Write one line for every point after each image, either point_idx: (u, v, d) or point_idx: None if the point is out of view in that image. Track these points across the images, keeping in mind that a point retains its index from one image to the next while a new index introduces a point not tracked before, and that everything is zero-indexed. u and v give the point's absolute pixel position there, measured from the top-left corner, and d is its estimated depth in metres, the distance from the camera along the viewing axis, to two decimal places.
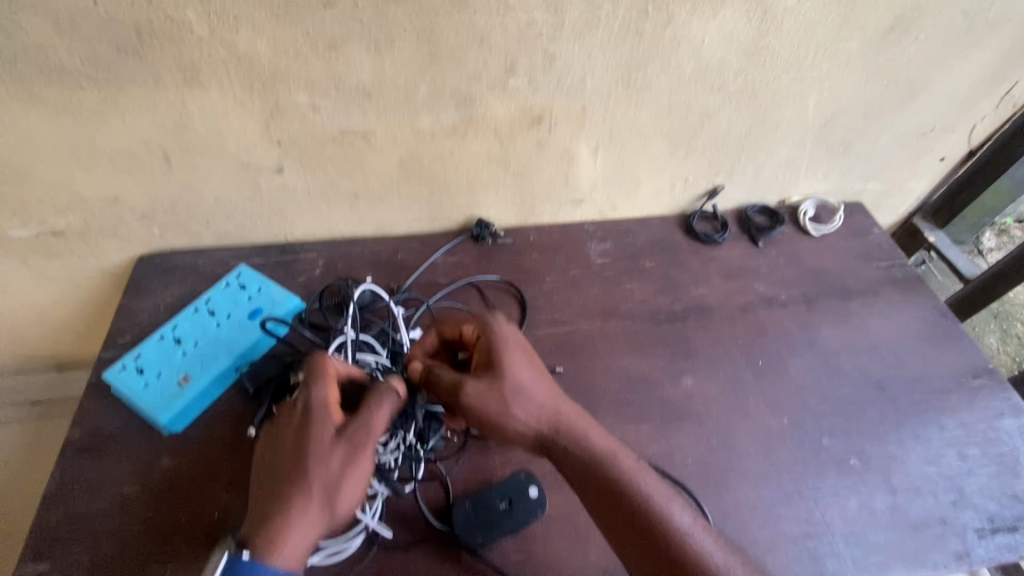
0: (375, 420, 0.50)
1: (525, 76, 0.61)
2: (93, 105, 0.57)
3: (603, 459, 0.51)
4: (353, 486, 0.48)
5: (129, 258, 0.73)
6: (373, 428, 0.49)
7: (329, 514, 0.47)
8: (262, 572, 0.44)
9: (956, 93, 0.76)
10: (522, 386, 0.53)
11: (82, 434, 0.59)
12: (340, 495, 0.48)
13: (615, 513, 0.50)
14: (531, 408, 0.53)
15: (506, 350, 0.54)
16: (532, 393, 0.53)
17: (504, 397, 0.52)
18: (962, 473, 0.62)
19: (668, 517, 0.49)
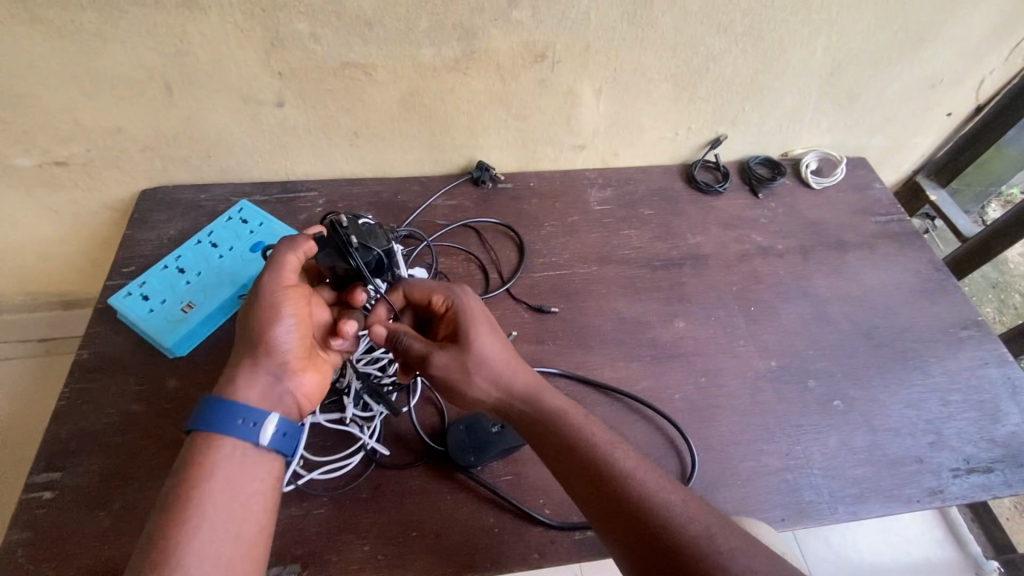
0: (296, 267, 0.52)
1: (528, 8, 0.60)
2: (93, 27, 0.57)
3: (554, 413, 0.50)
4: (278, 321, 0.50)
5: (132, 191, 0.74)
6: (278, 266, 0.51)
7: (265, 351, 0.50)
8: (244, 417, 0.48)
9: (966, 44, 0.74)
10: (488, 358, 0.51)
11: (91, 355, 0.62)
12: (264, 330, 0.50)
13: (565, 465, 0.48)
14: (494, 376, 0.51)
15: (474, 322, 0.52)
16: (499, 365, 0.51)
17: (468, 366, 0.51)
18: (942, 417, 0.64)
19: (615, 464, 0.47)
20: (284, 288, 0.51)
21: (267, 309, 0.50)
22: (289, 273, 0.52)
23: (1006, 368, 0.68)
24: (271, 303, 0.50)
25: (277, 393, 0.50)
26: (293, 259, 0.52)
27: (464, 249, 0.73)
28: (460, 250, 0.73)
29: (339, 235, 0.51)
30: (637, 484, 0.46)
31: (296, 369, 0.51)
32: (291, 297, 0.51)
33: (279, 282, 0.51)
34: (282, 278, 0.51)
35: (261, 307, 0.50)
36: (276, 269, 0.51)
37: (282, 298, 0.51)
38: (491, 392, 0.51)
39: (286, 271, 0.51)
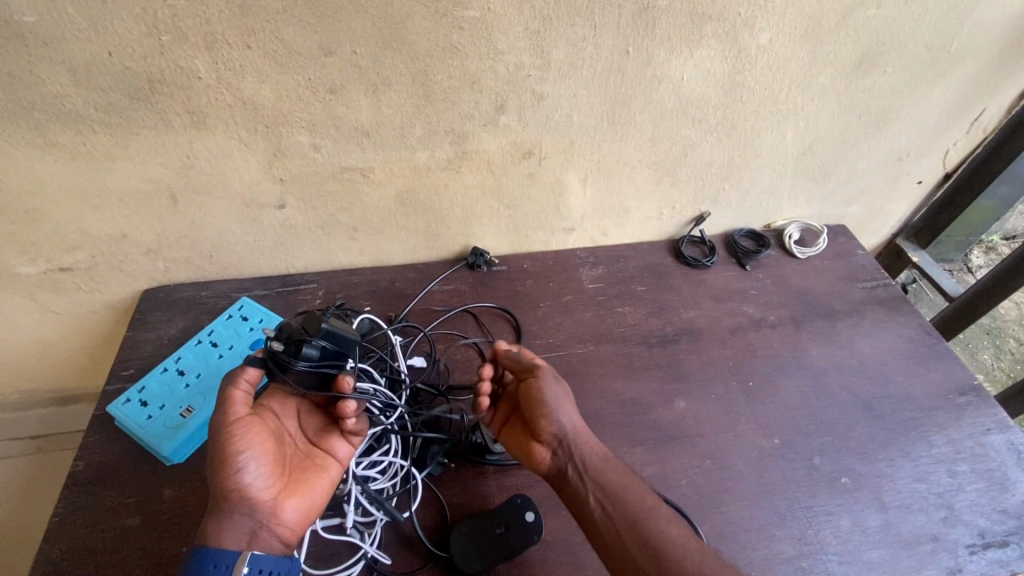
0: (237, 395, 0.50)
1: (516, 114, 0.64)
2: (104, 148, 0.58)
3: (603, 461, 0.54)
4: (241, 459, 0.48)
5: (134, 292, 0.74)
6: (224, 404, 0.49)
7: (228, 489, 0.47)
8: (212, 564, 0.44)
9: (929, 121, 0.79)
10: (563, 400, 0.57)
11: (86, 466, 0.60)
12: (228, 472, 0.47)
13: (615, 511, 0.51)
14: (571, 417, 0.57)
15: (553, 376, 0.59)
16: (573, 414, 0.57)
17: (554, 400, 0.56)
18: (951, 490, 0.63)
19: (658, 512, 0.52)
20: (236, 424, 0.49)
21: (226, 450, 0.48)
22: (239, 408, 0.49)
23: (1009, 433, 0.68)
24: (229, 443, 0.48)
25: (245, 528, 0.46)
26: (238, 391, 0.50)
27: (462, 335, 0.74)
28: (457, 336, 0.74)
29: (272, 352, 0.50)
30: (676, 532, 0.51)
31: (268, 501, 0.48)
32: (247, 432, 0.49)
33: (230, 420, 0.49)
34: (232, 415, 0.49)
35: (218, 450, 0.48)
36: (223, 407, 0.49)
37: (240, 436, 0.48)
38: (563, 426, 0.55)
39: (235, 407, 0.49)
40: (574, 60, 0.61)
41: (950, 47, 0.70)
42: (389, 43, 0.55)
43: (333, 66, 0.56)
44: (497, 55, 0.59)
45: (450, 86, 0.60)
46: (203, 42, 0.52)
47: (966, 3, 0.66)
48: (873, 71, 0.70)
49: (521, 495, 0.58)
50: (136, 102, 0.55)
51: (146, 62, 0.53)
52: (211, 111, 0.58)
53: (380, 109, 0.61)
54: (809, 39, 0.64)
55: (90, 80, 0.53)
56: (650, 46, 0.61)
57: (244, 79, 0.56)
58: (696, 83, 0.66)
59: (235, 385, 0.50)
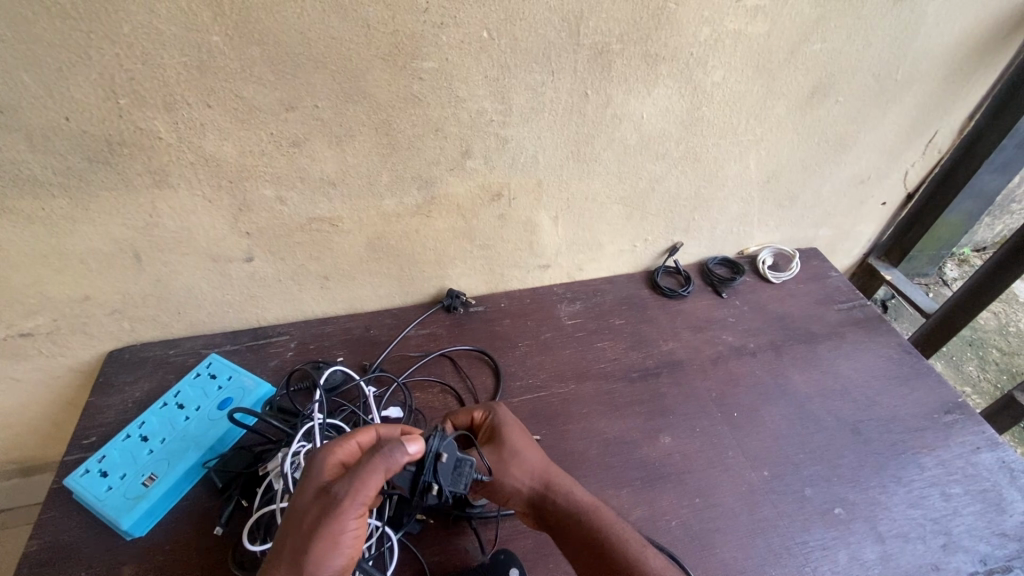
0: (366, 488, 0.44)
1: (481, 158, 0.65)
2: (63, 212, 0.57)
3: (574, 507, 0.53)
4: (332, 558, 0.43)
5: (98, 354, 0.72)
6: (357, 492, 0.43)
7: None
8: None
9: (884, 146, 0.82)
10: (523, 455, 0.55)
11: (40, 546, 0.57)
12: (310, 561, 0.42)
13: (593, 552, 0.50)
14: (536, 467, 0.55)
15: (508, 426, 0.57)
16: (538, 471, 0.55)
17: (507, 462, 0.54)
18: (947, 514, 0.61)
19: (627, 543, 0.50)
20: (351, 520, 0.43)
21: (326, 539, 0.42)
22: (366, 501, 0.44)
23: (999, 450, 0.67)
24: (334, 536, 0.43)
25: None
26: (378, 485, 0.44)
27: (439, 381, 0.72)
28: (435, 381, 0.72)
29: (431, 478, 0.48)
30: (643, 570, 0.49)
31: None
32: (341, 515, 0.43)
33: (348, 513, 0.43)
34: (353, 504, 0.43)
35: (318, 536, 0.42)
36: (355, 492, 0.43)
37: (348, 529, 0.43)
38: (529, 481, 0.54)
39: (366, 498, 0.44)
40: (534, 104, 0.62)
41: (896, 75, 0.73)
42: (350, 96, 0.56)
43: (295, 120, 0.56)
44: (459, 103, 0.60)
45: (413, 135, 0.61)
46: (162, 103, 0.52)
47: (908, 34, 0.69)
48: (826, 100, 0.72)
49: (505, 551, 0.56)
50: (96, 165, 0.55)
51: (105, 126, 0.52)
52: (172, 170, 0.57)
53: (344, 159, 0.61)
54: (761, 74, 0.67)
55: (48, 146, 0.52)
56: (608, 87, 0.62)
57: (206, 137, 0.56)
58: (656, 119, 0.67)
59: (380, 473, 0.44)
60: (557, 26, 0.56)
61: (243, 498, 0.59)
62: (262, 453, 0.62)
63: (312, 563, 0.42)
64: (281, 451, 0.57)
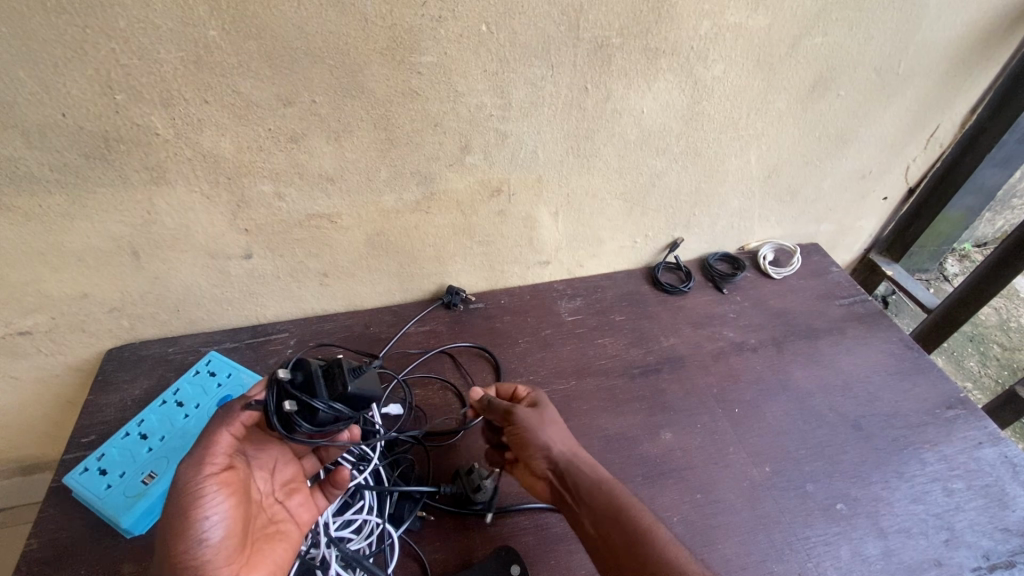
0: (211, 450, 0.45)
1: (481, 153, 0.65)
2: (60, 208, 0.57)
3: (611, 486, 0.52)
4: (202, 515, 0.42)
5: (97, 352, 0.71)
6: (202, 449, 0.45)
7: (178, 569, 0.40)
8: None
9: (886, 140, 0.81)
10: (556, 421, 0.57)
11: (40, 545, 0.56)
12: (178, 525, 0.42)
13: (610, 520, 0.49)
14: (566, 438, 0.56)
15: None
16: (570, 440, 0.56)
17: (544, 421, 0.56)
18: (950, 510, 0.61)
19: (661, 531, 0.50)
20: (205, 480, 0.44)
21: (185, 505, 0.42)
22: (216, 458, 0.45)
23: (1002, 445, 0.67)
24: (191, 499, 0.43)
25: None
26: (226, 439, 0.46)
27: (440, 378, 0.72)
28: (435, 378, 0.72)
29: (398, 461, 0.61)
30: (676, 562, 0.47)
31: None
32: (191, 479, 0.44)
33: (198, 472, 0.44)
34: (201, 466, 0.44)
35: (178, 504, 0.42)
36: (201, 453, 0.45)
37: (205, 492, 0.43)
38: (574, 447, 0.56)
39: (213, 458, 0.45)
40: (534, 99, 0.61)
41: (897, 68, 0.73)
42: (348, 91, 0.56)
43: (294, 116, 0.56)
44: (458, 98, 0.59)
45: (412, 130, 0.60)
46: (159, 99, 0.52)
47: (909, 27, 0.69)
48: (827, 94, 0.72)
49: (507, 547, 0.56)
50: (93, 161, 0.54)
51: (102, 122, 0.52)
52: (170, 167, 0.57)
53: (343, 154, 0.60)
54: (762, 67, 0.66)
55: (44, 143, 0.52)
56: (608, 81, 0.62)
57: (203, 132, 0.55)
58: (657, 114, 0.67)
59: (224, 432, 0.46)
60: (556, 20, 0.56)
61: None
62: None
63: (179, 532, 0.41)
64: None
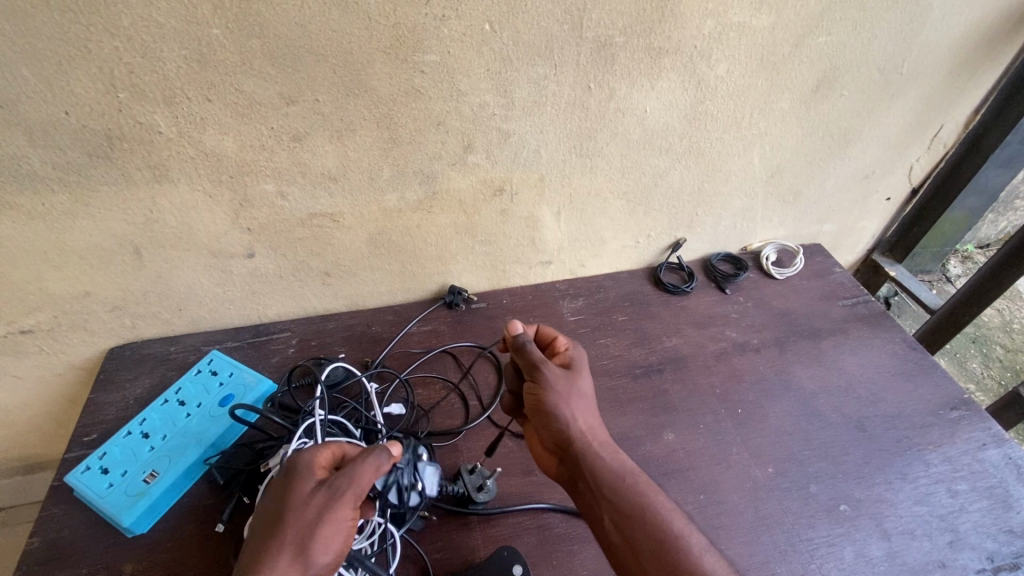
0: (365, 479, 0.47)
1: (483, 152, 0.65)
2: (63, 207, 0.57)
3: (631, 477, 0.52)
4: (333, 543, 0.45)
5: (99, 351, 0.71)
6: (356, 484, 0.46)
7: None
8: None
9: (889, 140, 0.81)
10: (586, 395, 0.57)
11: (41, 544, 0.56)
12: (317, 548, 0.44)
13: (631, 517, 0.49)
14: (592, 421, 0.55)
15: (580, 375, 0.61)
16: (592, 419, 0.56)
17: (575, 395, 0.56)
18: (954, 511, 0.61)
19: (689, 539, 0.48)
20: (350, 508, 0.46)
21: (328, 528, 0.44)
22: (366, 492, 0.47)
23: (1006, 447, 0.67)
24: (336, 524, 0.45)
25: None
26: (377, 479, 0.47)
27: (442, 378, 0.72)
28: (437, 378, 0.72)
29: None
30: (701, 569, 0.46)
31: None
32: (344, 506, 0.46)
33: (350, 502, 0.46)
34: (357, 495, 0.46)
35: (325, 525, 0.44)
36: (358, 484, 0.46)
37: (346, 519, 0.46)
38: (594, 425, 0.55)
39: (364, 492, 0.47)
40: (537, 98, 0.61)
41: (901, 68, 0.72)
42: (351, 90, 0.56)
43: (296, 115, 0.56)
44: (460, 97, 0.59)
45: (414, 129, 0.60)
46: (163, 97, 0.52)
47: (912, 27, 0.68)
48: (830, 95, 0.72)
49: (509, 548, 0.56)
50: (96, 160, 0.54)
51: (104, 120, 0.52)
52: (173, 165, 0.57)
53: (346, 153, 0.60)
54: (765, 67, 0.66)
55: (47, 141, 0.52)
56: (611, 81, 0.62)
57: (206, 131, 0.55)
58: (659, 114, 0.66)
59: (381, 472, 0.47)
60: (560, 19, 0.56)
61: (245, 495, 0.59)
62: (262, 449, 0.61)
63: (314, 550, 0.44)
64: (281, 448, 0.57)
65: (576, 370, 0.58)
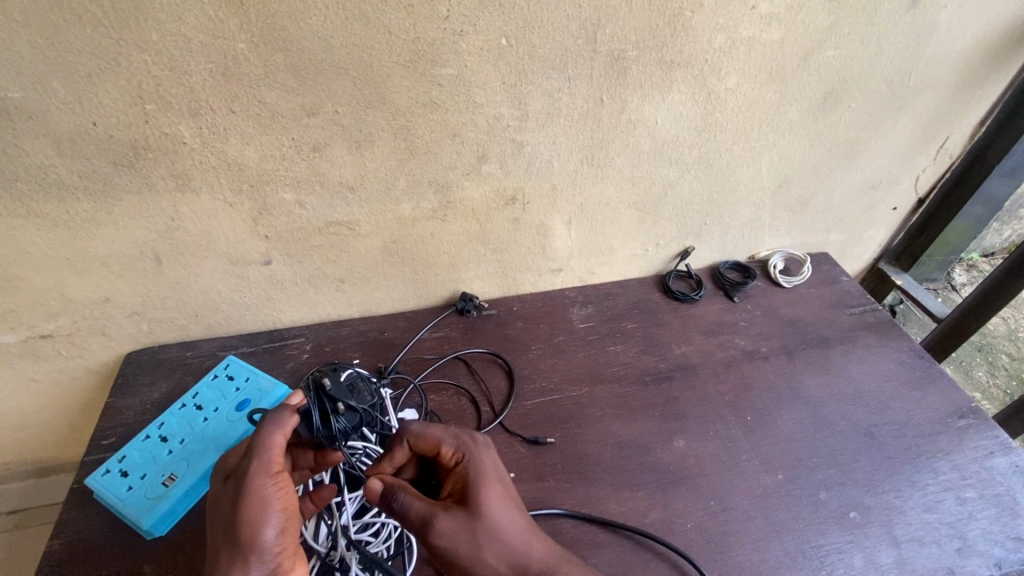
0: (270, 445, 0.48)
1: (497, 163, 0.66)
2: (88, 215, 0.58)
3: None
4: (266, 517, 0.47)
5: (117, 356, 0.73)
6: (261, 452, 0.48)
7: (251, 556, 0.46)
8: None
9: (896, 151, 0.82)
10: (499, 528, 0.46)
11: (62, 545, 0.57)
12: (248, 528, 0.46)
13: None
14: (514, 553, 0.46)
15: (483, 485, 0.48)
16: (505, 558, 0.45)
17: (477, 540, 0.45)
18: (962, 519, 0.61)
19: None
20: (267, 476, 0.48)
21: (247, 504, 0.46)
22: (276, 458, 0.48)
23: (1013, 455, 0.67)
24: (256, 497, 0.47)
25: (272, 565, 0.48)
26: (280, 440, 0.49)
27: (454, 384, 0.73)
28: (450, 384, 0.73)
29: None
30: None
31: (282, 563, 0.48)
32: (254, 477, 0.47)
33: (260, 471, 0.47)
34: (265, 463, 0.48)
35: (244, 503, 0.46)
36: (260, 453, 0.48)
37: (266, 489, 0.47)
38: (502, 573, 0.45)
39: (273, 457, 0.48)
40: (550, 110, 0.63)
41: (907, 81, 0.74)
42: (370, 102, 0.57)
43: (316, 126, 0.57)
44: (476, 109, 0.60)
45: (431, 140, 0.62)
46: (188, 109, 0.53)
47: (919, 41, 0.70)
48: (838, 107, 0.73)
49: None
50: (121, 169, 0.56)
51: (131, 131, 0.53)
52: (195, 174, 0.58)
53: (363, 163, 0.62)
54: (774, 79, 0.67)
55: (75, 151, 0.53)
56: (623, 94, 0.63)
57: (229, 141, 0.56)
58: (670, 125, 0.68)
59: (277, 433, 0.49)
60: (574, 34, 0.57)
61: None
62: None
63: (249, 536, 0.46)
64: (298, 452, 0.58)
65: (467, 509, 0.46)
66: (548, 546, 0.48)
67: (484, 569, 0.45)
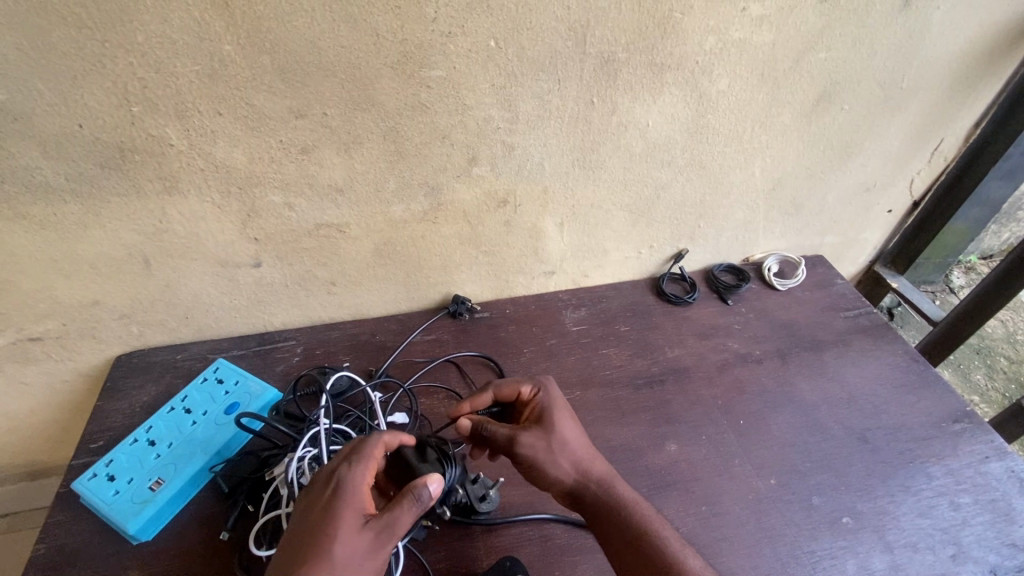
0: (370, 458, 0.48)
1: (488, 165, 0.65)
2: (75, 217, 0.58)
3: (626, 507, 0.54)
4: (354, 534, 0.43)
5: (107, 359, 0.72)
6: (361, 462, 0.47)
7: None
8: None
9: (890, 153, 0.82)
10: (570, 442, 0.57)
11: (47, 550, 0.57)
12: (335, 543, 0.42)
13: (620, 551, 0.52)
14: (580, 458, 0.56)
15: (555, 409, 0.58)
16: (575, 460, 0.56)
17: (553, 447, 0.56)
18: (957, 524, 0.61)
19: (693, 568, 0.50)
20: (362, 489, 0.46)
21: (342, 517, 0.44)
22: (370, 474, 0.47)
23: (1008, 460, 0.67)
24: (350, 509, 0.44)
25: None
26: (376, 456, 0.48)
27: (445, 387, 0.72)
28: (441, 387, 0.72)
29: None
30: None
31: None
32: (351, 489, 0.45)
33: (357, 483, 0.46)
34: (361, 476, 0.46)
35: (339, 515, 0.44)
36: (359, 465, 0.47)
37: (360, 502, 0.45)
38: (570, 474, 0.55)
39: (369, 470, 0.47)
40: (540, 112, 0.62)
41: (901, 83, 0.73)
42: (358, 104, 0.57)
43: (304, 128, 0.57)
44: (466, 111, 0.60)
45: (420, 142, 0.61)
46: (174, 111, 0.53)
47: (912, 42, 0.69)
48: (831, 108, 0.73)
49: (511, 558, 0.56)
50: (108, 171, 0.55)
51: (117, 133, 0.53)
52: (183, 177, 0.58)
53: (352, 166, 0.61)
54: (766, 81, 0.67)
55: (61, 153, 0.53)
56: (614, 96, 0.63)
57: (216, 143, 0.56)
58: (662, 127, 0.67)
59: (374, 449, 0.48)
60: (563, 36, 0.57)
61: (249, 503, 0.59)
62: (267, 456, 0.62)
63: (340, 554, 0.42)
64: (286, 456, 0.58)
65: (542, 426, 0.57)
66: (605, 459, 0.58)
67: (556, 470, 0.55)
